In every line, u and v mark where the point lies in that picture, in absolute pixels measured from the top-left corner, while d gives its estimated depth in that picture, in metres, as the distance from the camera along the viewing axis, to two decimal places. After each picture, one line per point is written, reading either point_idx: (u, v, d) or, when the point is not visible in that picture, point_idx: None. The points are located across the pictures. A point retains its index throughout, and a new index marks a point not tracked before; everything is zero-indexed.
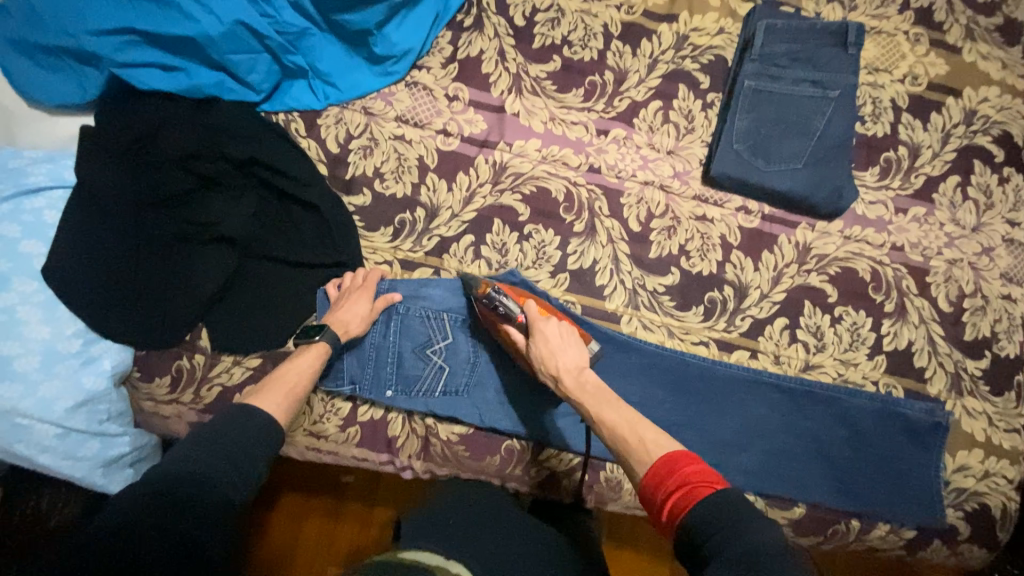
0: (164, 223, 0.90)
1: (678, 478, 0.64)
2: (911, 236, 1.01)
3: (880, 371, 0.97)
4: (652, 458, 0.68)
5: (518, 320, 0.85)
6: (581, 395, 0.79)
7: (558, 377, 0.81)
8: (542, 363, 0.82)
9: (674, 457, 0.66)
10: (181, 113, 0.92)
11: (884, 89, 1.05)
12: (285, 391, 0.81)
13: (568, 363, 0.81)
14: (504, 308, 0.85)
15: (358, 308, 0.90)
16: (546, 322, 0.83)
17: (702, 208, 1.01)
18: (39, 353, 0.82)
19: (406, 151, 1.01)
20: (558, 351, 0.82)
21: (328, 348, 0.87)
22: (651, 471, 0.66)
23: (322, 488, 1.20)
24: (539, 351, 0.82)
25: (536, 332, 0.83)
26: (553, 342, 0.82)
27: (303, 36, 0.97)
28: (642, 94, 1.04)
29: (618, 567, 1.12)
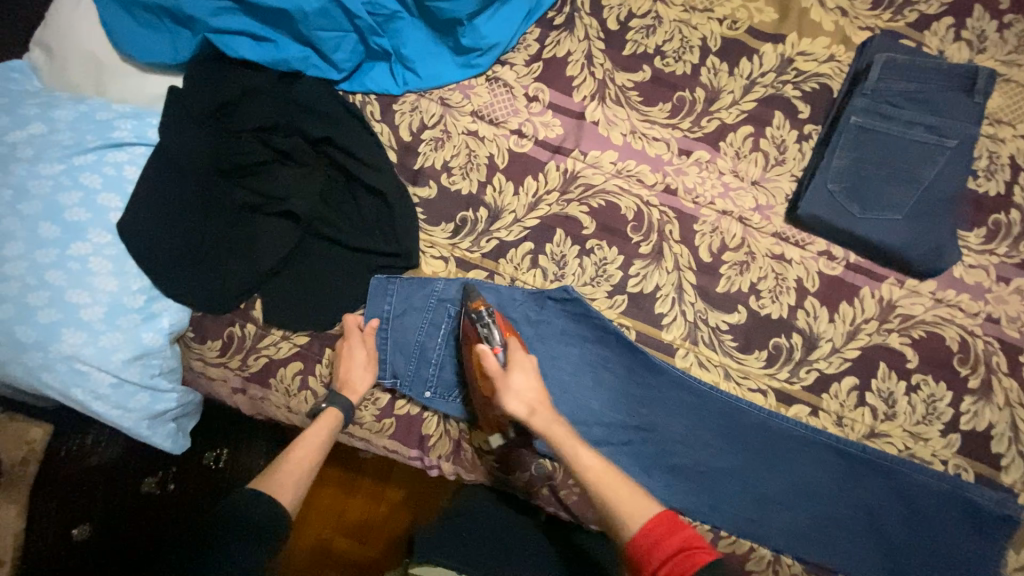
0: (235, 191, 0.91)
1: (676, 543, 0.62)
2: (1010, 309, 0.92)
3: (952, 450, 0.89)
4: (647, 516, 0.64)
5: (495, 350, 0.80)
6: (550, 426, 0.72)
7: (528, 411, 0.74)
8: (510, 393, 0.74)
9: (672, 516, 0.64)
10: (266, 84, 0.92)
11: (1004, 143, 0.95)
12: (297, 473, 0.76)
13: (540, 396, 0.75)
14: (487, 334, 0.82)
15: (356, 359, 0.89)
16: (524, 356, 0.79)
17: (781, 247, 0.95)
18: (104, 305, 0.83)
19: (478, 147, 0.98)
20: (529, 381, 0.76)
21: (340, 417, 0.85)
22: (648, 527, 0.63)
23: (339, 460, 1.20)
24: (512, 382, 0.75)
25: (515, 358, 0.78)
26: (529, 375, 0.77)
27: (392, 20, 0.95)
28: (733, 117, 0.98)
29: None
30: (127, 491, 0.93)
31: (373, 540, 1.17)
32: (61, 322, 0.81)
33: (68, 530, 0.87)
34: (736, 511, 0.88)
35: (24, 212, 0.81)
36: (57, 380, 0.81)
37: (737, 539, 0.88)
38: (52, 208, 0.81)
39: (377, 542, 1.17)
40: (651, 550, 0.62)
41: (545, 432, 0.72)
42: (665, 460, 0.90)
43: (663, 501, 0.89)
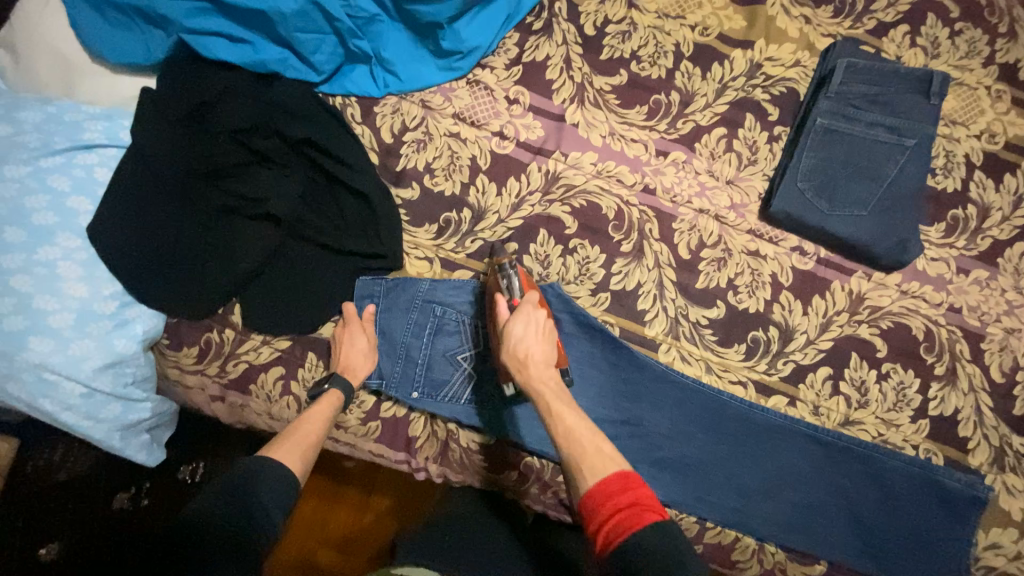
0: (212, 193, 0.89)
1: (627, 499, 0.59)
2: (970, 299, 0.97)
3: (922, 435, 0.93)
4: (606, 470, 0.62)
5: (512, 300, 0.83)
6: (537, 385, 0.72)
7: (525, 365, 0.74)
8: (512, 330, 0.76)
9: (630, 474, 0.62)
10: (244, 86, 0.91)
11: (959, 142, 1.01)
12: (297, 440, 0.78)
13: (535, 355, 0.75)
14: (507, 284, 0.84)
15: (358, 344, 0.90)
16: (536, 308, 0.79)
17: (756, 243, 0.98)
18: (73, 311, 0.80)
19: (460, 149, 0.99)
20: (528, 338, 0.76)
21: (343, 396, 0.85)
22: (603, 483, 0.61)
23: (322, 469, 1.17)
24: (514, 329, 0.76)
25: (521, 310, 0.78)
26: (531, 326, 0.77)
27: (372, 22, 0.95)
28: (707, 119, 1.01)
29: None
30: (99, 508, 0.91)
31: (358, 551, 1.14)
32: (28, 329, 0.78)
33: (35, 549, 0.85)
34: (721, 501, 0.90)
35: None
36: (24, 390, 0.78)
37: (723, 529, 0.90)
38: (18, 211, 0.79)
39: (362, 554, 1.14)
40: (602, 501, 0.60)
41: (528, 386, 0.72)
42: (651, 455, 0.91)
43: (651, 496, 0.90)
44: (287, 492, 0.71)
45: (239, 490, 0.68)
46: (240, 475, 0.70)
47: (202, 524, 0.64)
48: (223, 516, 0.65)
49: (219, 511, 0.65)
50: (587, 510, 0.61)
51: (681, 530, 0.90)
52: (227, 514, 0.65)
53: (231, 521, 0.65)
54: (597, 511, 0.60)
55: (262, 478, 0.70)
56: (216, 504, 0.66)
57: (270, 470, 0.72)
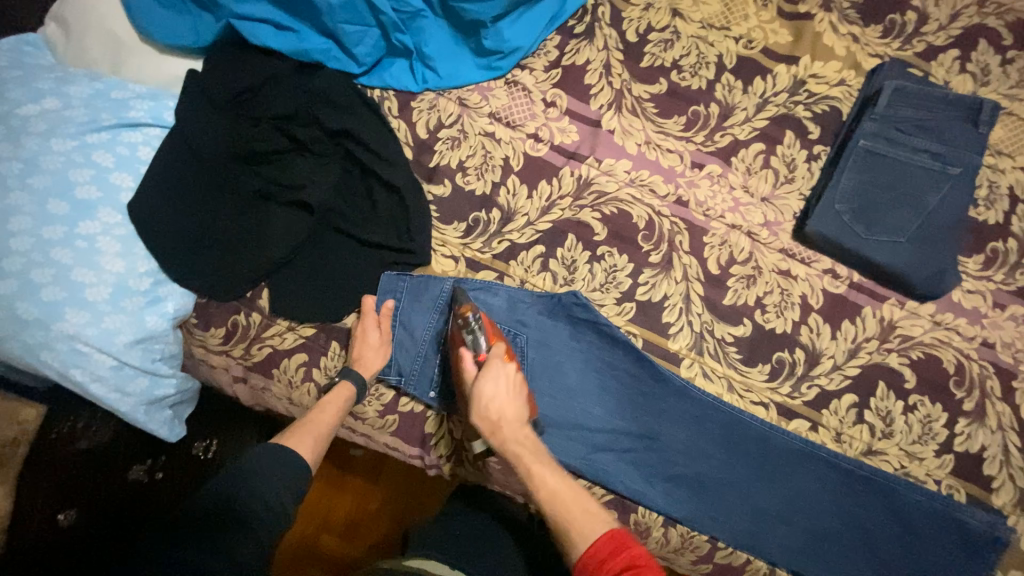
0: (249, 178, 0.90)
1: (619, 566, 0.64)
2: (1005, 335, 0.94)
3: (945, 470, 0.91)
4: (594, 534, 0.68)
5: (478, 356, 0.82)
6: (508, 450, 0.76)
7: (498, 426, 0.78)
8: (483, 397, 0.78)
9: (619, 535, 0.67)
10: (287, 73, 0.92)
11: (1004, 173, 0.98)
12: (308, 432, 0.79)
13: (507, 416, 0.78)
14: (472, 340, 0.83)
15: (370, 338, 0.90)
16: (502, 365, 0.80)
17: (787, 263, 0.96)
18: (110, 286, 0.82)
19: (494, 149, 0.99)
20: (498, 397, 0.78)
21: (356, 388, 0.86)
22: (593, 548, 0.67)
23: (332, 457, 1.18)
24: (483, 391, 0.78)
25: (490, 370, 0.79)
26: (502, 388, 0.79)
27: (416, 18, 0.96)
28: (745, 133, 1.00)
29: None
30: (117, 477, 0.92)
31: (360, 538, 1.15)
32: (66, 300, 0.80)
33: (55, 516, 0.85)
34: (733, 522, 0.89)
35: (35, 186, 0.79)
36: (57, 360, 0.80)
37: (733, 550, 0.89)
38: (63, 184, 0.80)
39: (363, 542, 1.15)
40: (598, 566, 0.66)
41: (504, 451, 0.77)
42: (666, 469, 0.90)
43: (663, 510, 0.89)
44: (295, 480, 0.72)
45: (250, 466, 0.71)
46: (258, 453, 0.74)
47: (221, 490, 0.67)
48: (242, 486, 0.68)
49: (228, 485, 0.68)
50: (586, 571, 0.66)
51: (691, 548, 0.89)
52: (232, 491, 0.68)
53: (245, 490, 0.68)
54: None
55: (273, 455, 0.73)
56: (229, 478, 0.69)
57: (277, 458, 0.73)
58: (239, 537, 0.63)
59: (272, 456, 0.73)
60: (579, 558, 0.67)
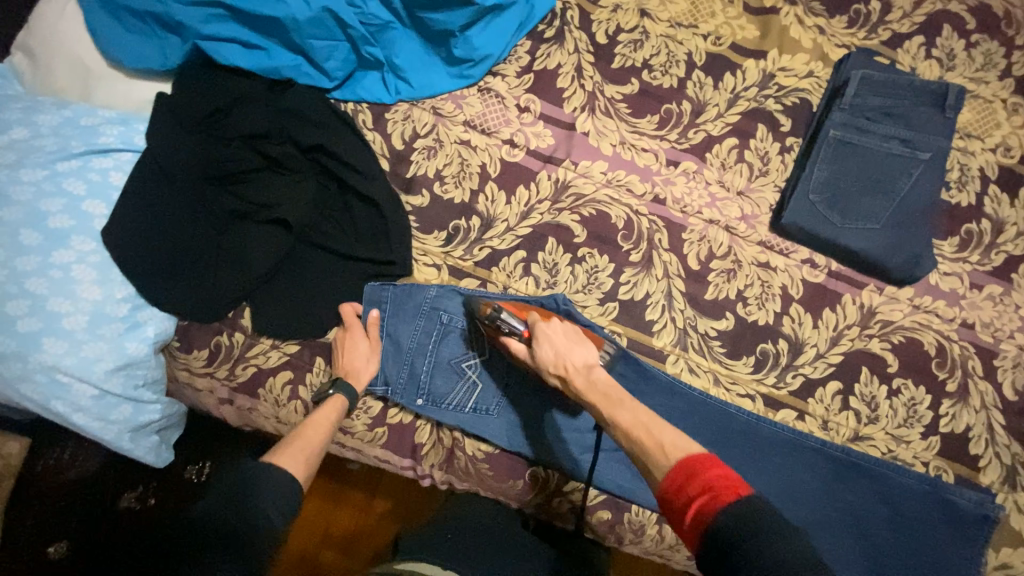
0: (224, 199, 0.90)
1: (699, 487, 0.58)
2: (983, 315, 0.96)
3: (932, 452, 0.92)
4: (674, 460, 0.62)
5: (522, 333, 0.84)
6: (591, 393, 0.76)
7: (569, 377, 0.79)
8: (548, 358, 0.80)
9: (698, 459, 0.61)
10: (258, 92, 0.92)
11: (974, 156, 1.00)
12: (299, 445, 0.78)
13: (573, 362, 0.80)
14: (507, 325, 0.84)
15: (361, 347, 0.90)
16: (547, 324, 0.83)
17: (766, 255, 0.97)
18: (87, 314, 0.82)
19: (470, 156, 0.99)
20: (559, 349, 0.81)
21: (347, 401, 0.86)
22: (672, 474, 0.61)
23: (329, 471, 1.17)
24: (544, 353, 0.81)
25: (539, 333, 0.82)
26: (556, 343, 0.81)
27: (385, 30, 0.95)
28: (718, 129, 1.01)
29: None
30: (109, 506, 0.94)
31: (360, 552, 1.14)
32: (43, 331, 0.79)
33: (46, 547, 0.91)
34: None
35: (6, 218, 0.79)
36: (37, 391, 0.80)
37: None
38: (34, 215, 0.80)
39: (363, 556, 1.14)
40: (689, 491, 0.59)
41: (585, 398, 0.77)
42: None
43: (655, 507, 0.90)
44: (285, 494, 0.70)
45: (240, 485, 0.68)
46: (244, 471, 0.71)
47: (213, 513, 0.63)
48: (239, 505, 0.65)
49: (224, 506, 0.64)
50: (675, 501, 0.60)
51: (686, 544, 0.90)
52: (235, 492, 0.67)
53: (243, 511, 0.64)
54: (681, 502, 0.59)
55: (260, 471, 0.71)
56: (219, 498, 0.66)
57: (268, 474, 0.71)
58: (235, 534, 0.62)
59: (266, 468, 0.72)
60: (660, 484, 0.62)
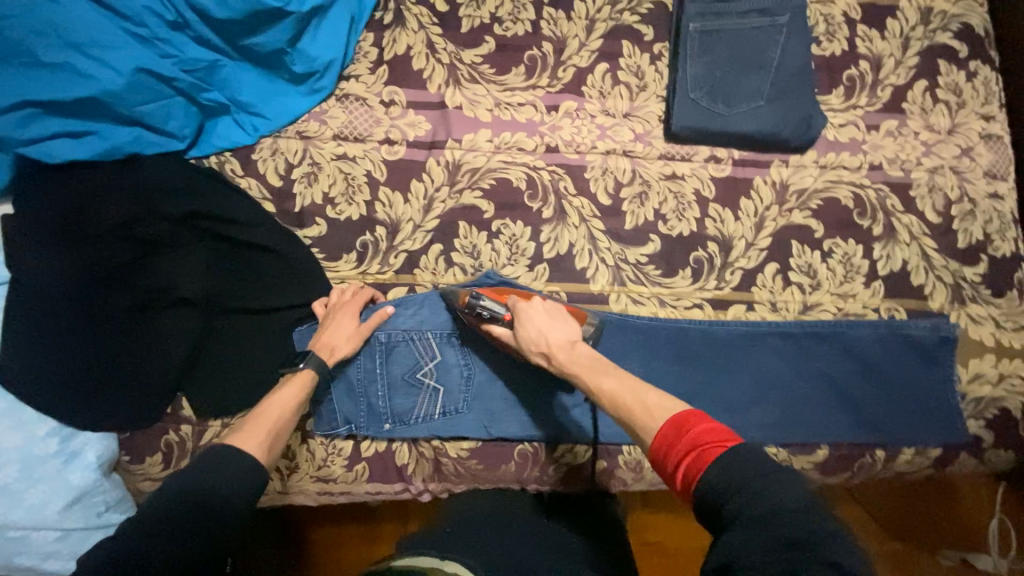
0: (113, 299, 0.84)
1: (688, 441, 0.56)
2: (888, 152, 0.97)
3: (879, 297, 0.94)
4: (665, 419, 0.61)
5: (505, 316, 0.82)
6: (575, 366, 0.74)
7: (551, 355, 0.77)
8: (529, 341, 0.79)
9: (690, 413, 0.59)
10: (108, 179, 0.86)
11: (834, 3, 1.00)
12: (268, 425, 0.72)
13: (556, 340, 0.77)
14: (488, 311, 0.82)
15: (342, 329, 0.85)
16: (526, 306, 0.81)
17: (670, 166, 0.97)
18: (17, 461, 0.78)
19: (352, 169, 0.95)
20: (542, 329, 0.79)
21: (316, 374, 0.81)
22: (659, 437, 0.59)
23: (352, 514, 1.08)
24: (527, 334, 0.79)
25: (521, 313, 0.80)
26: (536, 319, 0.79)
27: (215, 70, 0.89)
28: (586, 59, 0.98)
29: (653, 531, 1.11)
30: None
31: None
32: None
33: None
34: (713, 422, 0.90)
35: None
36: (1, 552, 0.78)
37: None
38: None
39: None
40: (680, 449, 0.57)
41: (569, 372, 0.75)
42: None
43: None
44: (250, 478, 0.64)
45: (208, 494, 0.59)
46: (224, 464, 0.63)
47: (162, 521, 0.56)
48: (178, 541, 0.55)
49: (167, 530, 0.55)
50: (663, 466, 0.58)
51: None
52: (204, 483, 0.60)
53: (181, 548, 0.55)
54: (673, 457, 0.57)
55: (235, 465, 0.64)
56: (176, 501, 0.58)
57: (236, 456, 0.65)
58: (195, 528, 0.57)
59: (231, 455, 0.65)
60: (650, 447, 0.61)
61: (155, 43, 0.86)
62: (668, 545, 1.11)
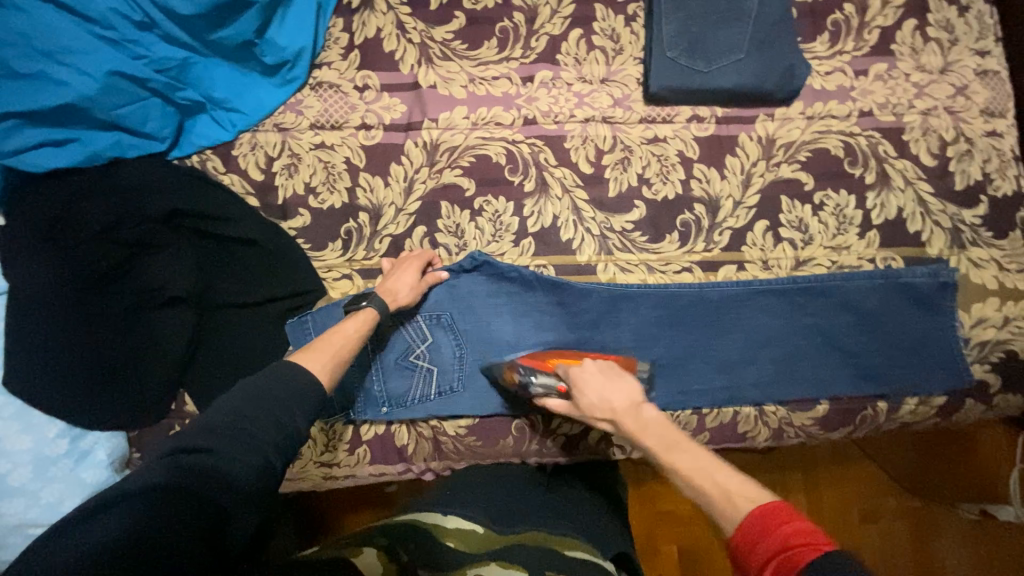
0: (110, 301, 0.86)
1: (779, 540, 0.50)
2: (878, 97, 0.94)
3: (874, 247, 0.92)
4: (749, 508, 0.55)
5: (561, 388, 0.77)
6: (646, 437, 0.67)
7: (618, 422, 0.70)
8: (593, 410, 0.72)
9: (783, 507, 0.53)
10: (93, 184, 0.87)
11: None
12: (333, 355, 0.73)
13: (617, 404, 0.71)
14: (541, 381, 0.79)
15: (407, 279, 0.87)
16: (579, 367, 0.76)
17: (652, 129, 0.95)
18: (29, 463, 0.81)
19: (331, 157, 0.95)
20: (599, 390, 0.72)
21: (378, 316, 0.81)
22: (743, 526, 0.54)
23: (370, 502, 1.10)
24: (586, 401, 0.72)
25: (574, 377, 0.75)
26: (593, 381, 0.73)
27: (187, 67, 0.90)
28: (559, 26, 0.96)
29: (667, 500, 1.13)
30: None
31: None
32: None
33: None
34: (708, 385, 0.90)
35: None
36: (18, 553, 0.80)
37: (719, 410, 0.90)
38: None
39: None
40: (766, 543, 0.51)
41: (640, 442, 0.67)
42: None
43: None
44: (301, 398, 0.64)
45: (240, 421, 0.60)
46: (270, 412, 0.61)
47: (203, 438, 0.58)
48: (161, 549, 0.51)
49: (168, 522, 0.52)
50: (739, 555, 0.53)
51: (682, 426, 0.90)
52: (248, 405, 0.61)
53: (165, 550, 0.51)
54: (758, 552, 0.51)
55: (287, 381, 0.65)
56: (202, 472, 0.56)
57: (293, 374, 0.66)
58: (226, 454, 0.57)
59: (285, 373, 0.66)
60: (731, 535, 0.55)
61: (125, 45, 0.87)
62: (682, 513, 1.12)
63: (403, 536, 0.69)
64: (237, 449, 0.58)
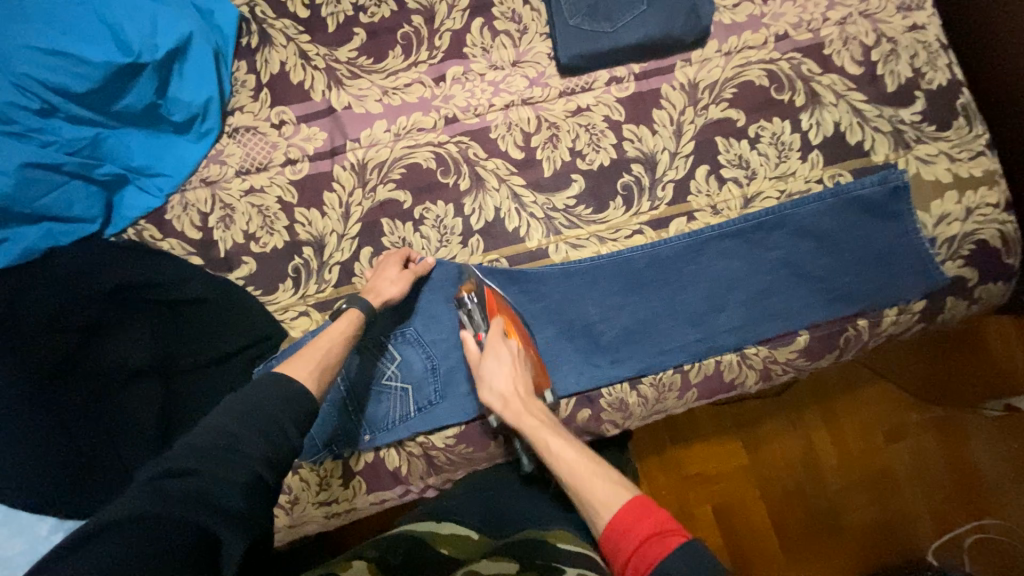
0: (72, 390, 0.84)
1: (646, 529, 0.59)
2: (790, 18, 0.92)
3: (820, 167, 0.90)
4: (618, 501, 0.63)
5: (480, 336, 0.84)
6: (522, 421, 0.75)
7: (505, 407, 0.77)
8: (485, 387, 0.78)
9: (646, 500, 0.62)
10: (29, 278, 0.86)
11: None
12: (318, 357, 0.74)
13: (518, 390, 0.78)
14: (471, 318, 0.86)
15: (389, 274, 0.87)
16: (503, 343, 0.81)
17: (573, 101, 0.93)
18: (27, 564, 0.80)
19: (264, 199, 0.94)
20: (504, 373, 0.79)
21: (363, 315, 0.82)
22: (617, 516, 0.62)
23: None
24: (489, 372, 0.79)
25: (491, 347, 0.80)
26: (502, 368, 0.79)
27: (100, 143, 0.89)
28: (459, 20, 0.95)
29: (690, 463, 1.11)
30: None
31: None
32: None
33: None
34: (684, 342, 0.88)
35: None
36: None
37: (701, 364, 0.88)
38: None
39: None
40: (629, 531, 0.60)
41: (518, 425, 0.75)
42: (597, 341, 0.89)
43: (619, 377, 0.87)
44: (291, 407, 0.65)
45: (230, 439, 0.59)
46: (259, 427, 0.61)
47: (190, 459, 0.57)
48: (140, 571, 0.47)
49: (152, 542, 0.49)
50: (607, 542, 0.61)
51: (668, 388, 0.88)
52: (235, 419, 0.61)
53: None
54: (624, 543, 0.60)
55: (275, 391, 0.65)
56: (188, 492, 0.54)
57: (280, 384, 0.67)
58: (215, 472, 0.56)
59: (273, 384, 0.66)
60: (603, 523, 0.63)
61: (31, 135, 0.86)
62: (709, 473, 1.11)
63: (395, 545, 0.66)
64: (228, 467, 0.57)
